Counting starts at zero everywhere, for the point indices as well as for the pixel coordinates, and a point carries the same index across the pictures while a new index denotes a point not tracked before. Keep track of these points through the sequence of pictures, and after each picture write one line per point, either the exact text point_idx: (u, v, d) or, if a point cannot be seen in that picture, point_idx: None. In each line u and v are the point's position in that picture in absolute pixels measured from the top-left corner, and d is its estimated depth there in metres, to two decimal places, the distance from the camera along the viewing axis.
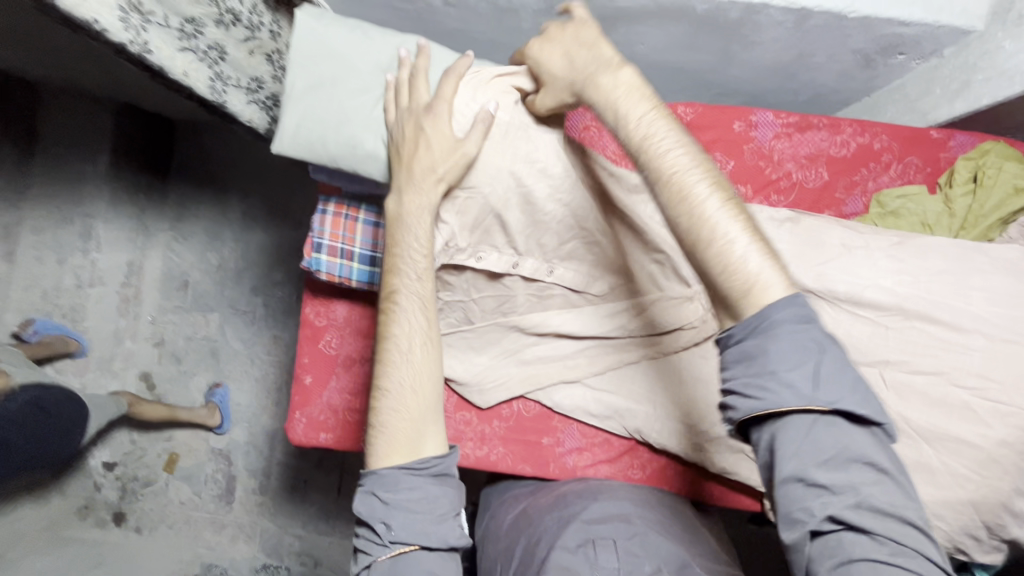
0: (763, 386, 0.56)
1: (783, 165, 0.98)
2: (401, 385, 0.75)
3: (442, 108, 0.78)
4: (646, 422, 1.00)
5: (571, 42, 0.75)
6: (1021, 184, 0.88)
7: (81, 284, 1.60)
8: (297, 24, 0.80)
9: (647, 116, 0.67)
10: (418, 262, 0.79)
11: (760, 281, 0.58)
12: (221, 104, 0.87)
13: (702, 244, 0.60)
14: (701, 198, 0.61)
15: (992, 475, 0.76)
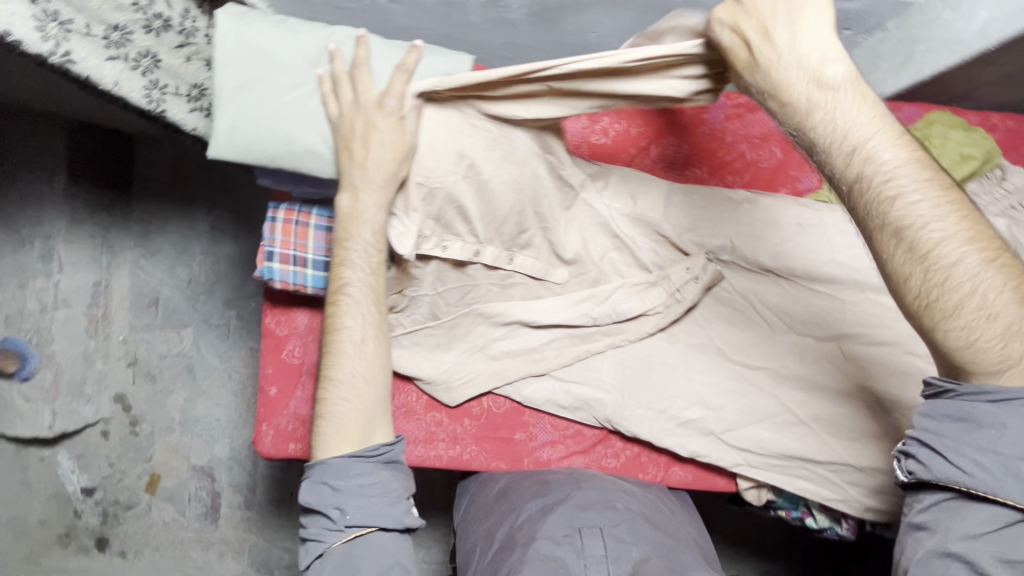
0: (965, 457, 0.56)
1: (736, 146, 0.99)
2: (350, 375, 0.80)
3: (393, 101, 0.76)
4: (616, 411, 1.00)
5: (758, 29, 0.63)
6: (966, 152, 0.89)
7: (45, 308, 1.48)
8: (219, 24, 0.75)
9: (883, 148, 0.59)
10: (371, 256, 0.82)
11: (1021, 345, 0.55)
12: (160, 113, 0.84)
13: (936, 300, 0.56)
14: (949, 257, 0.56)
15: None
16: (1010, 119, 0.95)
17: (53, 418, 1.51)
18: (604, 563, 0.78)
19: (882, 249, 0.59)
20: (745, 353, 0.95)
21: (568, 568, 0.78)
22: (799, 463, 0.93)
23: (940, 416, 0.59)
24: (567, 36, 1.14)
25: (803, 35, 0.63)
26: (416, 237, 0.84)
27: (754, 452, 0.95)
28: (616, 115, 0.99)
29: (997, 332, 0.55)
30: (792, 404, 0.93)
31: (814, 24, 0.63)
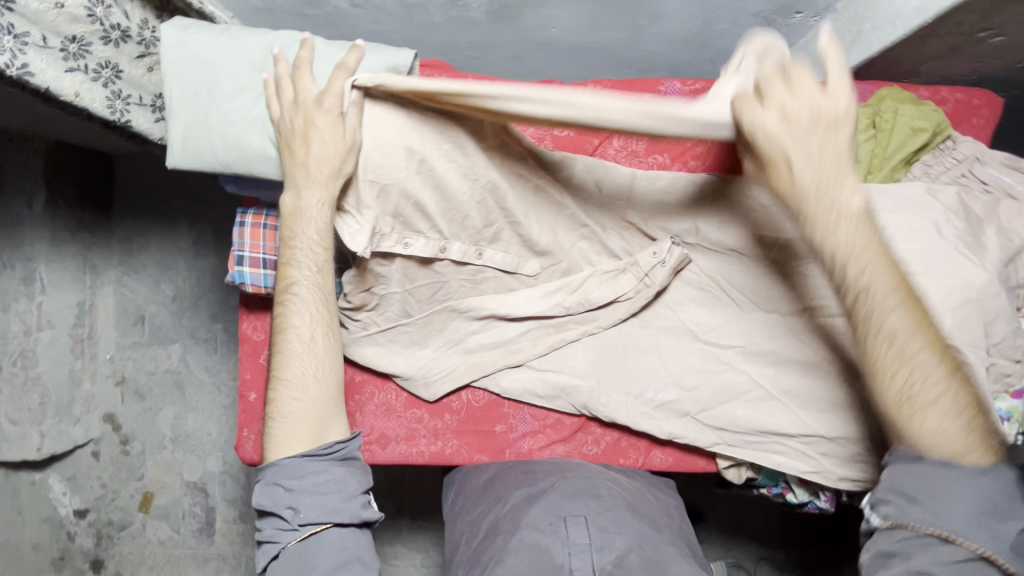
0: (935, 501, 0.67)
1: (696, 131, 1.01)
2: (301, 374, 0.80)
3: (330, 99, 0.78)
4: (591, 397, 1.01)
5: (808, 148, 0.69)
6: (917, 124, 0.91)
7: (28, 330, 1.46)
8: (167, 37, 0.79)
9: (874, 271, 0.68)
10: (316, 255, 0.82)
11: (955, 443, 0.68)
12: (124, 123, 0.86)
13: (903, 394, 0.68)
14: (911, 367, 0.68)
15: None
16: (959, 91, 0.98)
17: (41, 440, 1.51)
18: (588, 551, 0.78)
19: (868, 346, 0.69)
20: (715, 333, 0.97)
21: (552, 557, 0.78)
22: (772, 438, 0.94)
23: (908, 475, 0.70)
24: (529, 33, 1.17)
25: (831, 163, 0.69)
26: (369, 233, 0.86)
27: (728, 429, 0.96)
28: (578, 106, 1.00)
29: (946, 426, 0.68)
30: (762, 379, 0.94)
31: (842, 152, 0.69)
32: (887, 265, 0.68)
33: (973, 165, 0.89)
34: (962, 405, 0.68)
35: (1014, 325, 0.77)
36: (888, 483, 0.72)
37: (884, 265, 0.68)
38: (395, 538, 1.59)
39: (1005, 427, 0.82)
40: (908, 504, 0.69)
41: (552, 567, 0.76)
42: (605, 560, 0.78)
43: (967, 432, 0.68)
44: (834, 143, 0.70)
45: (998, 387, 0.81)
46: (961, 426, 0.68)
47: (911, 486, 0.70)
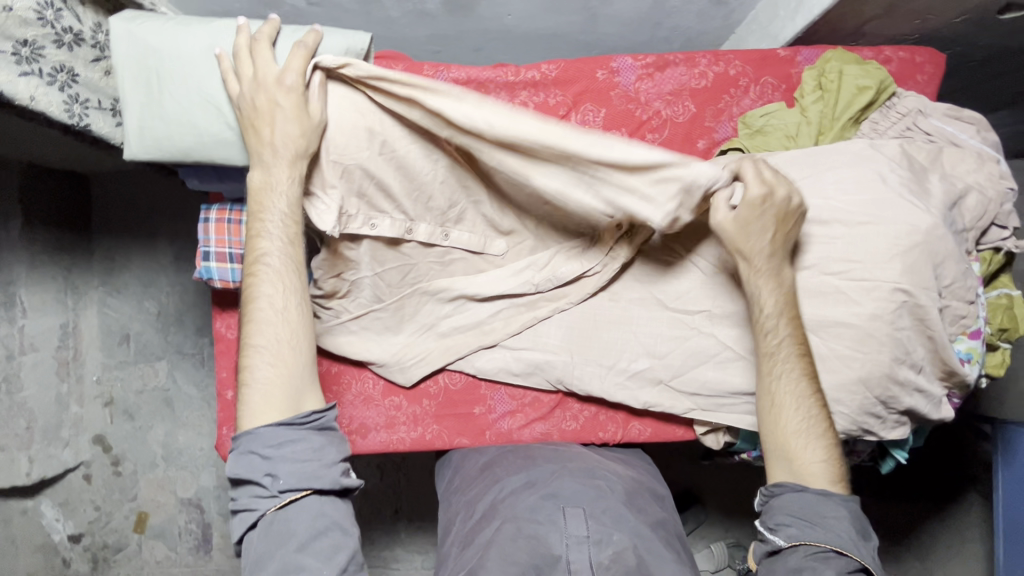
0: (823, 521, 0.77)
1: (651, 105, 1.02)
2: (274, 341, 0.79)
3: (291, 76, 0.79)
4: (566, 371, 1.02)
5: (767, 228, 0.77)
6: (862, 83, 0.93)
7: (11, 355, 1.40)
8: (114, 29, 0.81)
9: (785, 326, 0.80)
10: (286, 225, 0.81)
11: (816, 474, 0.80)
12: (83, 127, 0.88)
13: (787, 430, 0.81)
14: (798, 405, 0.80)
15: (872, 349, 0.79)
16: (902, 50, 1.00)
17: (30, 465, 1.46)
18: (585, 544, 0.78)
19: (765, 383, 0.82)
20: (681, 300, 0.98)
21: (549, 547, 0.78)
22: (744, 398, 0.96)
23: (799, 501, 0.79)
24: (486, 22, 1.19)
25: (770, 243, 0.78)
26: (337, 212, 0.87)
27: (701, 394, 0.98)
28: (533, 88, 1.02)
29: (815, 469, 0.80)
30: (729, 340, 0.95)
31: (785, 233, 0.78)
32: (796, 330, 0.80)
33: (917, 118, 0.92)
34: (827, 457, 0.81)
35: (962, 266, 0.80)
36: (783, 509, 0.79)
37: (793, 328, 0.80)
38: (394, 542, 1.59)
39: (964, 368, 0.85)
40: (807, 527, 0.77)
41: (549, 557, 0.77)
42: (602, 555, 0.77)
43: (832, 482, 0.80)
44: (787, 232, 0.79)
45: (954, 330, 0.84)
46: (829, 475, 0.80)
47: (804, 511, 0.78)
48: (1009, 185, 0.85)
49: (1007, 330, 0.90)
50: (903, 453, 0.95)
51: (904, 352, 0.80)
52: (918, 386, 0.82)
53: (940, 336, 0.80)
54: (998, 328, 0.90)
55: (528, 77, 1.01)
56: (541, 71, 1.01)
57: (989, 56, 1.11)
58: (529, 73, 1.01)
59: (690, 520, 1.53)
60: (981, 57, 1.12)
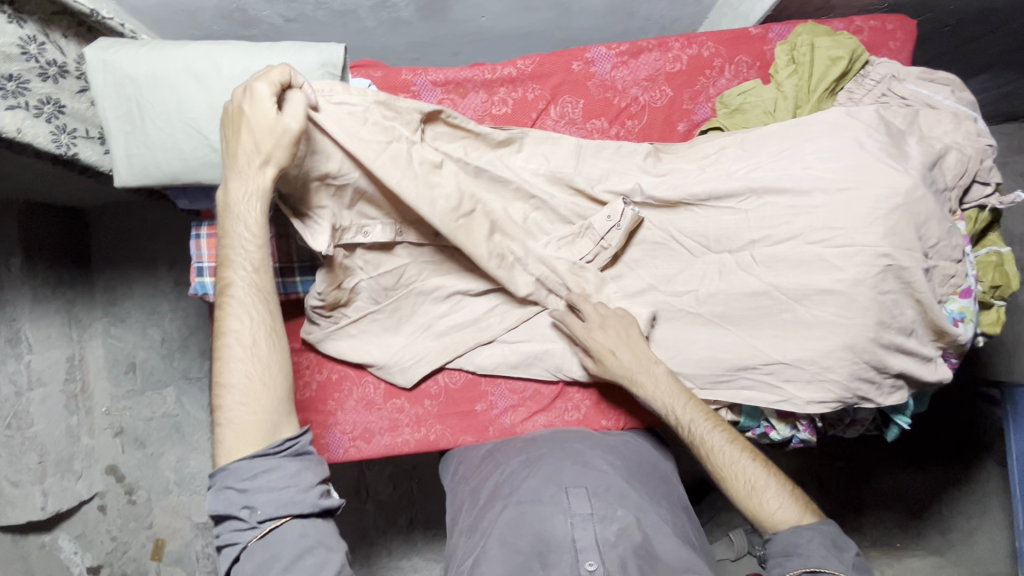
0: (807, 549, 0.80)
1: (628, 92, 1.04)
2: (244, 379, 0.75)
3: (259, 85, 0.75)
4: (564, 359, 1.03)
5: (627, 341, 0.93)
6: (834, 54, 0.94)
7: (20, 391, 1.40)
8: (89, 59, 0.81)
9: (688, 408, 0.90)
10: (251, 251, 0.77)
11: (790, 517, 0.84)
12: (72, 156, 0.90)
13: (742, 492, 0.86)
14: (742, 467, 0.86)
15: (858, 314, 0.80)
16: (872, 19, 1.02)
17: (44, 498, 1.44)
18: (590, 521, 0.79)
19: (712, 464, 0.87)
20: (671, 283, 0.96)
21: (553, 530, 0.78)
22: (737, 374, 0.93)
23: (786, 535, 0.82)
24: (461, 24, 1.21)
25: (636, 350, 0.92)
26: (331, 232, 0.88)
27: (698, 372, 0.96)
28: (511, 84, 1.04)
29: (782, 515, 0.84)
30: (720, 318, 0.93)
31: (641, 333, 0.93)
32: (704, 412, 0.90)
33: (891, 84, 0.93)
34: (793, 502, 0.85)
35: (946, 225, 0.80)
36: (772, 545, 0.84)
37: (696, 406, 0.90)
38: (412, 551, 1.58)
39: (957, 328, 0.85)
40: (786, 560, 0.80)
41: (554, 541, 0.77)
42: (608, 531, 0.78)
43: (796, 516, 0.84)
44: (638, 337, 0.93)
45: (945, 290, 0.85)
46: (800, 517, 0.85)
47: (788, 542, 0.82)
48: (988, 142, 0.86)
49: (1000, 287, 0.90)
50: (905, 418, 0.96)
51: (892, 315, 0.80)
52: (908, 348, 0.83)
53: (927, 297, 0.80)
54: (991, 286, 0.90)
55: (504, 73, 1.03)
56: (517, 67, 1.03)
57: (963, 19, 1.11)
58: (505, 70, 1.03)
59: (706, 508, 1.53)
60: (956, 20, 1.12)
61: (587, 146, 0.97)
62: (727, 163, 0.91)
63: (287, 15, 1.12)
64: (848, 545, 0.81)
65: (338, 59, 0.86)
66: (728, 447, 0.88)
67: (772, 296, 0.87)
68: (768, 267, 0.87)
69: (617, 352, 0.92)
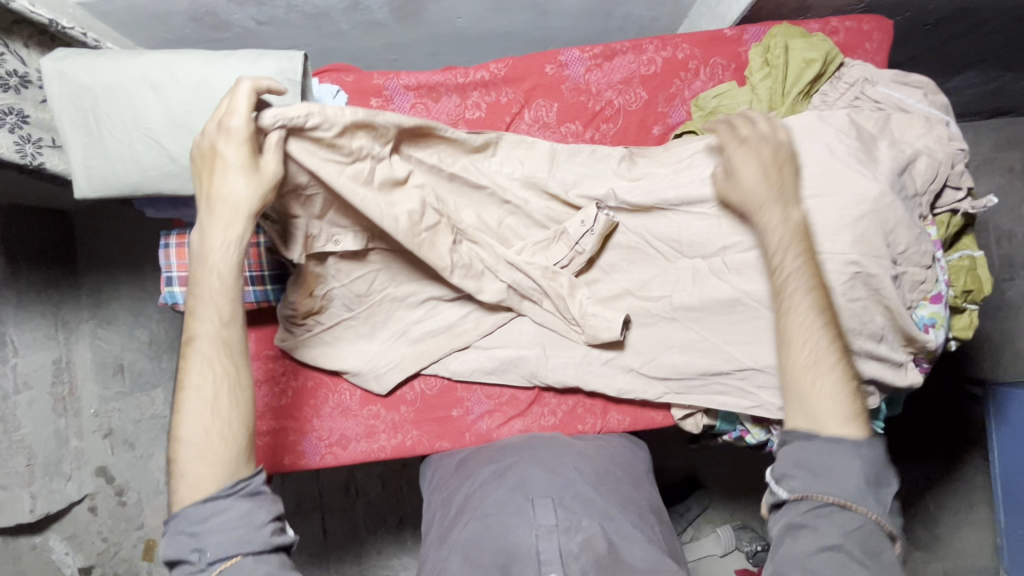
0: (831, 472, 0.72)
1: (602, 95, 1.03)
2: (201, 435, 0.73)
3: (236, 123, 0.72)
4: (540, 365, 1.02)
5: (769, 169, 0.80)
6: (808, 56, 0.93)
7: (7, 395, 1.34)
8: (45, 70, 0.79)
9: (795, 260, 0.77)
10: (221, 303, 0.75)
11: (833, 419, 0.74)
12: (37, 166, 0.90)
13: (797, 363, 0.77)
14: (814, 342, 0.76)
15: (835, 322, 0.77)
16: (848, 20, 1.01)
17: (33, 501, 1.40)
18: (555, 533, 0.78)
19: (785, 322, 0.78)
20: (644, 288, 0.97)
21: (516, 542, 0.78)
22: (711, 379, 0.95)
23: (810, 447, 0.74)
24: (437, 26, 1.19)
25: (756, 185, 0.80)
26: (300, 241, 0.88)
27: (672, 378, 0.98)
28: (484, 88, 1.03)
29: (828, 410, 0.75)
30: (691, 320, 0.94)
31: (790, 174, 0.80)
32: (815, 269, 0.77)
33: (864, 87, 0.92)
34: (852, 406, 0.75)
35: (915, 232, 0.80)
36: (786, 453, 0.76)
37: (808, 261, 0.77)
38: (401, 550, 1.59)
39: (928, 334, 0.85)
40: (808, 475, 0.73)
41: (517, 554, 0.76)
42: (572, 542, 0.78)
43: (853, 417, 0.74)
44: (785, 177, 0.79)
45: (915, 296, 0.84)
46: (847, 422, 0.74)
47: (811, 458, 0.73)
48: (960, 146, 0.85)
49: (973, 291, 0.89)
50: (878, 423, 0.97)
51: (860, 323, 0.80)
52: (878, 355, 0.83)
53: (895, 304, 0.80)
54: (963, 290, 0.90)
55: (477, 77, 1.02)
56: (490, 71, 1.02)
57: (942, 19, 1.10)
58: (477, 73, 1.02)
59: (694, 504, 1.54)
60: (936, 20, 1.11)
61: (560, 150, 0.96)
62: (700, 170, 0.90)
63: (258, 18, 1.10)
64: (883, 477, 0.73)
65: (297, 66, 0.82)
66: (823, 325, 0.76)
67: (743, 303, 0.88)
68: (739, 274, 0.88)
69: (755, 184, 0.80)
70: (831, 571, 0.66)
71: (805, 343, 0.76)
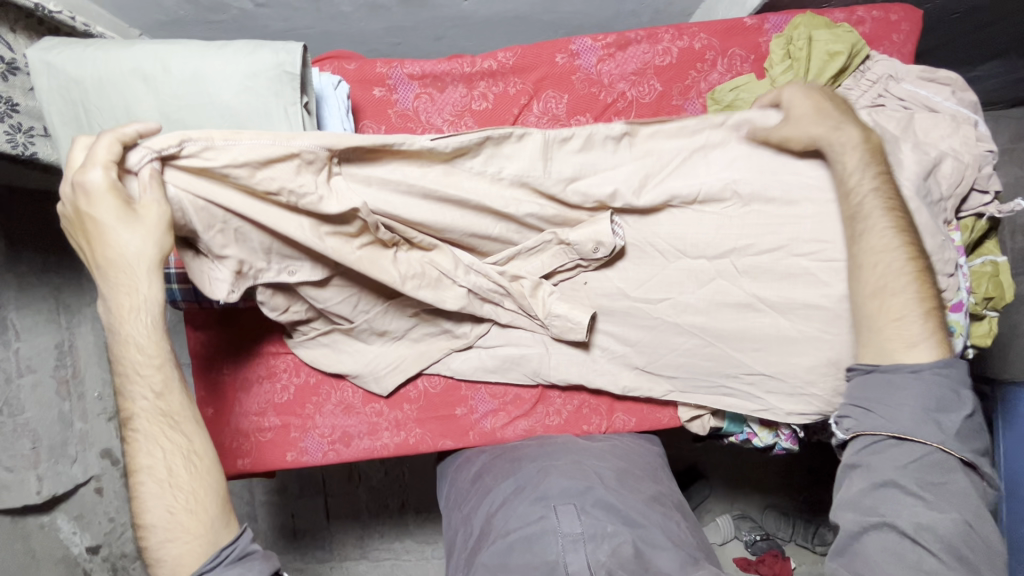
0: (888, 408, 0.73)
1: (615, 87, 0.99)
2: (166, 513, 0.73)
3: (96, 178, 0.67)
4: (541, 364, 1.00)
5: (835, 102, 0.80)
6: (833, 48, 0.88)
7: (9, 378, 1.30)
8: (31, 61, 0.76)
9: (875, 181, 0.77)
10: (150, 375, 0.75)
11: (906, 338, 0.74)
12: (30, 155, 0.87)
13: (868, 288, 0.75)
14: (893, 259, 0.75)
15: (841, 330, 0.83)
16: (876, 9, 0.97)
17: (40, 483, 1.34)
18: (582, 542, 0.79)
19: (863, 242, 0.76)
20: (643, 288, 0.91)
21: (545, 555, 0.78)
22: (716, 378, 0.93)
23: (870, 383, 0.75)
24: (443, 9, 1.15)
25: (815, 108, 0.79)
26: (232, 280, 0.78)
27: (677, 375, 0.95)
28: (491, 78, 0.99)
29: (902, 329, 0.74)
30: (695, 329, 0.90)
31: (852, 111, 0.80)
32: (892, 186, 0.76)
33: (888, 84, 0.88)
34: (927, 324, 0.74)
35: (938, 241, 0.77)
36: (848, 392, 0.77)
37: (885, 181, 0.76)
38: (404, 535, 1.59)
39: None
40: (868, 408, 0.74)
41: (545, 565, 0.77)
42: (600, 551, 0.78)
43: (930, 339, 0.73)
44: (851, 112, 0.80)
45: None
46: (923, 338, 0.73)
47: (868, 397, 0.74)
48: (988, 148, 0.81)
49: (993, 298, 0.87)
50: None
51: None
52: None
53: None
54: (984, 298, 0.88)
55: (485, 66, 0.98)
56: (497, 60, 0.98)
57: (973, 7, 1.06)
58: (484, 62, 0.98)
59: (697, 496, 1.54)
60: (966, 7, 1.06)
61: (554, 139, 0.81)
62: (709, 170, 0.84)
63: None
64: (956, 405, 0.72)
65: (295, 60, 0.77)
66: (902, 246, 0.75)
67: (754, 306, 0.87)
68: (750, 275, 0.86)
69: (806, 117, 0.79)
70: (886, 507, 0.69)
71: (881, 262, 0.75)
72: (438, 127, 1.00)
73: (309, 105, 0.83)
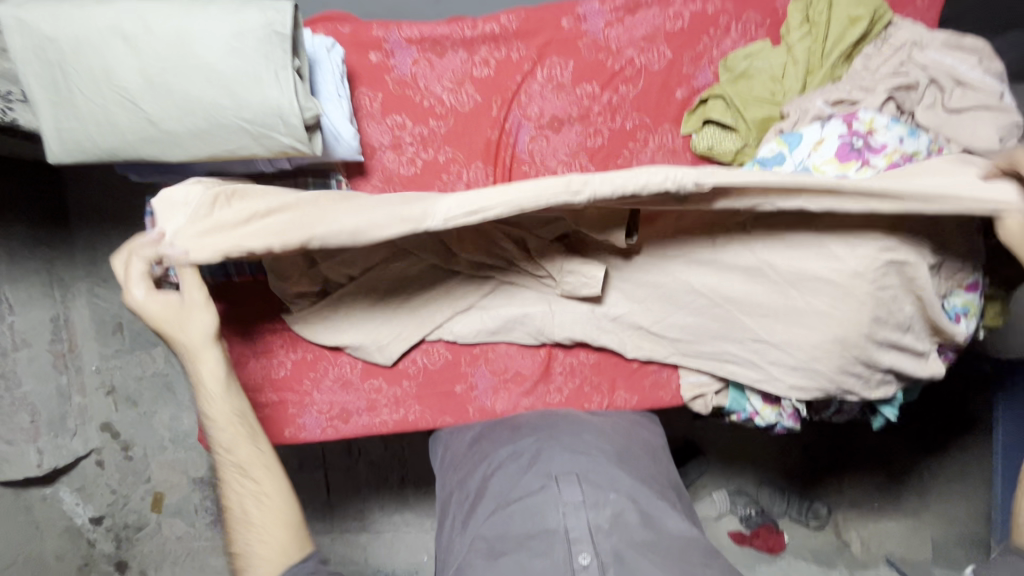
0: None
1: (623, 53, 0.95)
2: (252, 546, 0.79)
3: (144, 299, 0.75)
4: (546, 323, 0.97)
5: None
6: (854, 13, 0.84)
7: (5, 352, 1.25)
8: (2, 18, 0.71)
9: None
10: (220, 434, 0.81)
11: None
12: (10, 121, 0.83)
13: None
14: None
15: (851, 307, 0.77)
16: None
17: (41, 456, 1.34)
18: (583, 509, 0.79)
19: None
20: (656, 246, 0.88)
21: (544, 522, 0.79)
22: (722, 346, 0.92)
23: None
24: None
25: None
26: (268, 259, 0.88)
27: (681, 340, 0.95)
28: (494, 43, 0.94)
29: None
30: (703, 287, 0.87)
31: None
32: None
33: (911, 52, 0.83)
34: None
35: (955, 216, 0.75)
36: None
37: None
38: (403, 507, 1.60)
39: (959, 325, 0.81)
40: None
41: (545, 534, 0.77)
42: (601, 517, 0.79)
43: None
44: None
45: (950, 285, 0.81)
46: None
47: None
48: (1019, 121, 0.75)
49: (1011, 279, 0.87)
50: (891, 410, 0.94)
51: (887, 312, 0.77)
52: (900, 345, 0.80)
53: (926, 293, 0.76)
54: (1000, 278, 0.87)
55: (486, 30, 0.93)
56: (500, 23, 0.94)
57: None
58: (487, 26, 0.94)
59: (694, 471, 1.53)
60: None
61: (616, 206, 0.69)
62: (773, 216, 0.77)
63: None
64: None
65: (285, 19, 0.73)
66: None
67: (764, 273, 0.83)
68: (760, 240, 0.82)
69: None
70: None
71: None
72: (437, 95, 0.95)
73: (300, 68, 0.79)
